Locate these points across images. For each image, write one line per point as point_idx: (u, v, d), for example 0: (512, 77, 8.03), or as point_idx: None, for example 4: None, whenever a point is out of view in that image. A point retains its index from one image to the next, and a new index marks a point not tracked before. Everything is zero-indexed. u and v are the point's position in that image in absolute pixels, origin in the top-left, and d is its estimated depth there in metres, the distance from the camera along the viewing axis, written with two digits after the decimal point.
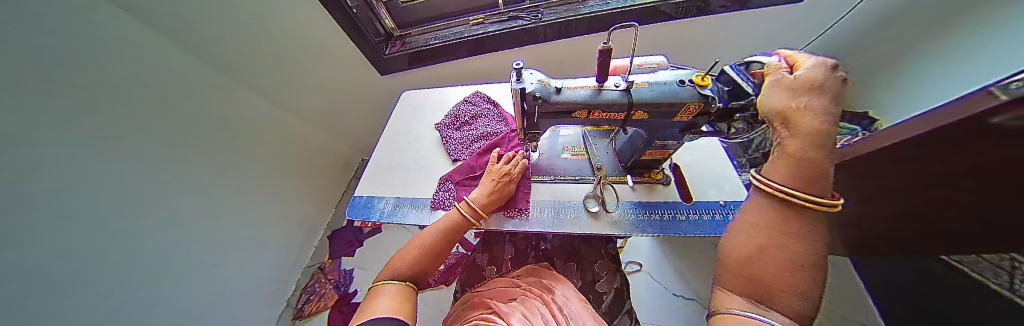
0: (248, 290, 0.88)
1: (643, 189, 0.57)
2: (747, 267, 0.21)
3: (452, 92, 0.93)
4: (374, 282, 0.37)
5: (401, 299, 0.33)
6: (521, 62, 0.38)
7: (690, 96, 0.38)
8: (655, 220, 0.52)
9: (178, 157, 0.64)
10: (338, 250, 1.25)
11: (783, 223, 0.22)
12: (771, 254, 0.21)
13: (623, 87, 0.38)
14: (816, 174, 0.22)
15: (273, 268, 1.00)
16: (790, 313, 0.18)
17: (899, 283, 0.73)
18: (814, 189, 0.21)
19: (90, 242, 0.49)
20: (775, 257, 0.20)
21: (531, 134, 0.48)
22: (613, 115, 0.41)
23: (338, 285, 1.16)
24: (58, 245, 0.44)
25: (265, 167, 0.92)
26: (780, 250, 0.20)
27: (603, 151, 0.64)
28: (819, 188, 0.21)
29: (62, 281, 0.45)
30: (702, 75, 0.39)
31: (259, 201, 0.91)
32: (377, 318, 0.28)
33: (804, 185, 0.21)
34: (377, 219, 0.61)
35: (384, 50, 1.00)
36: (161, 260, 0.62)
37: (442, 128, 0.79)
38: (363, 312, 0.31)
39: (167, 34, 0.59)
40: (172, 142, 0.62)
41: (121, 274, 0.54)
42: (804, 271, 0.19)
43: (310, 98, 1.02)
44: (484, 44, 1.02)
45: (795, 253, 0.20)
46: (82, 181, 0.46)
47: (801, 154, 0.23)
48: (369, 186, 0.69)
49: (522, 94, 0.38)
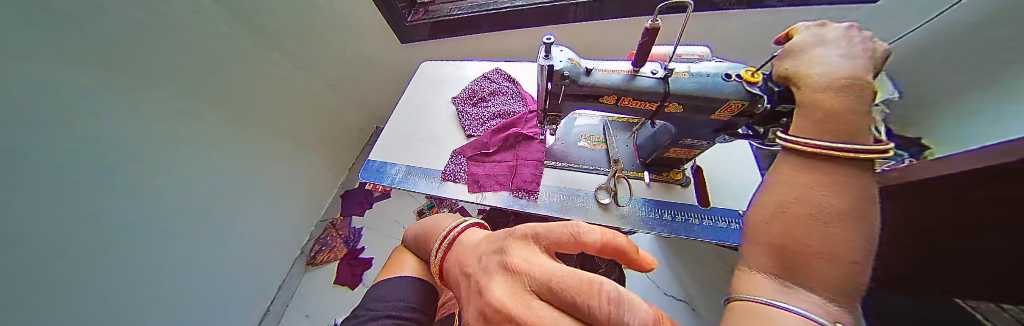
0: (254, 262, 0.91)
1: (659, 187, 0.55)
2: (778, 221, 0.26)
3: (473, 67, 0.90)
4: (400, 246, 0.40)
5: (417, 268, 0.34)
6: (553, 36, 0.35)
7: (735, 93, 0.35)
8: (665, 219, 0.50)
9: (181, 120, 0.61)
10: (349, 209, 1.30)
11: (826, 180, 0.26)
12: (806, 207, 0.25)
13: (661, 75, 0.35)
14: (847, 120, 0.26)
15: (293, 219, 1.08)
16: (825, 266, 0.21)
17: None
18: (845, 137, 0.25)
19: (91, 238, 0.50)
20: (808, 214, 0.24)
21: (551, 117, 0.46)
22: (643, 104, 0.38)
23: (347, 241, 1.22)
24: (59, 241, 0.45)
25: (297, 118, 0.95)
26: (815, 204, 0.25)
27: (624, 144, 0.61)
28: (854, 136, 0.25)
29: (63, 280, 0.47)
30: (752, 70, 0.35)
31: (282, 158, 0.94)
32: (405, 277, 0.32)
33: (837, 137, 0.26)
34: (388, 184, 0.63)
35: (407, 17, 0.99)
36: (154, 262, 0.62)
37: (459, 101, 0.78)
38: (391, 269, 0.35)
39: None
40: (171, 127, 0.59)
41: (120, 274, 0.56)
42: (841, 222, 0.23)
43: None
44: (507, 19, 0.98)
45: (831, 207, 0.24)
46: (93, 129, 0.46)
47: (832, 106, 0.26)
48: (383, 151, 0.70)
49: (550, 71, 0.36)
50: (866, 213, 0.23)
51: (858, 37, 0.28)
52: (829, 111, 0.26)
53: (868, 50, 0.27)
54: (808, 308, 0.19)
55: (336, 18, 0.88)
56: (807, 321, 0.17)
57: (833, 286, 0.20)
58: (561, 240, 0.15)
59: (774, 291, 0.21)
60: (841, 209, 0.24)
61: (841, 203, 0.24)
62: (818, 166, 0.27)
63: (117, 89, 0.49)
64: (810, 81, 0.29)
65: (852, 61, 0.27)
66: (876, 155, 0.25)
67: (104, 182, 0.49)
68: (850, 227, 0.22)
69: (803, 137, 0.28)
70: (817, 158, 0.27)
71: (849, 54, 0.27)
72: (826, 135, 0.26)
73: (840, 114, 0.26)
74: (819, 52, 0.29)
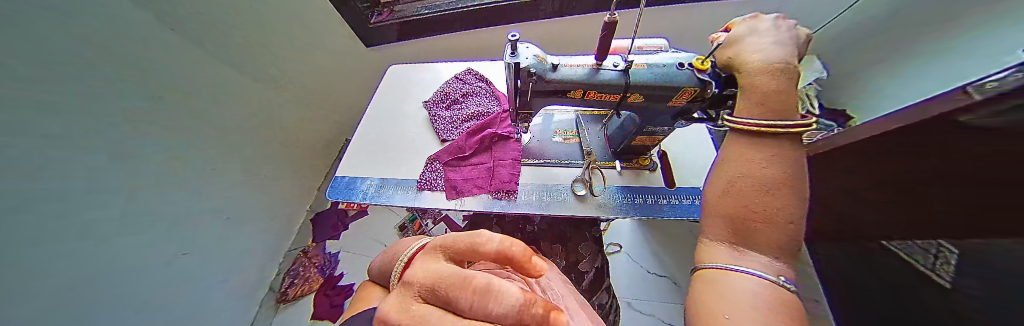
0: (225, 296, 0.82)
1: (630, 175, 0.58)
2: (729, 195, 0.29)
3: (443, 68, 0.87)
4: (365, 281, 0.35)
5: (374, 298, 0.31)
6: (517, 33, 0.35)
7: (686, 82, 0.37)
8: (638, 204, 0.53)
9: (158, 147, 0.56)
10: (323, 233, 1.22)
11: (765, 153, 0.29)
12: (750, 181, 0.28)
13: (622, 67, 0.37)
14: (781, 100, 0.29)
15: (269, 244, 1.00)
16: (767, 235, 0.25)
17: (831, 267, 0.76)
18: (780, 114, 0.28)
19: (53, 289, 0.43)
20: (758, 189, 0.27)
21: (522, 115, 0.46)
22: (608, 96, 0.40)
23: (323, 268, 1.16)
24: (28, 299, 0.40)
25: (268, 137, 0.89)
26: (757, 177, 0.27)
27: (596, 136, 0.64)
28: (786, 113, 0.28)
29: None
30: (701, 58, 0.37)
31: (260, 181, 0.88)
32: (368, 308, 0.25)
33: (774, 115, 0.28)
34: (360, 201, 0.60)
35: (370, 19, 0.95)
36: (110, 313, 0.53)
37: (430, 105, 0.76)
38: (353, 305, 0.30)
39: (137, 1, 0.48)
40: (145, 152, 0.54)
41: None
42: (779, 193, 0.26)
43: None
44: (479, 17, 0.99)
45: (773, 178, 0.27)
46: (78, 163, 0.43)
47: (771, 86, 0.29)
48: (351, 166, 0.66)
49: (517, 69, 0.36)
50: (794, 178, 0.27)
51: (785, 27, 0.31)
52: (766, 92, 0.29)
53: (793, 38, 0.31)
54: (758, 269, 0.23)
55: (301, 24, 0.83)
56: (763, 286, 0.21)
57: (776, 247, 0.25)
58: (461, 248, 0.12)
59: (730, 258, 0.25)
60: (778, 178, 0.27)
61: (779, 174, 0.27)
62: (762, 143, 0.29)
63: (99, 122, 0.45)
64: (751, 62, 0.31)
65: (781, 46, 0.29)
66: (802, 129, 0.29)
67: (85, 216, 0.46)
68: (785, 195, 0.26)
69: (747, 115, 0.30)
70: (759, 134, 0.29)
71: (780, 40, 0.30)
72: (763, 114, 0.29)
73: (776, 95, 0.29)
74: (757, 37, 0.31)
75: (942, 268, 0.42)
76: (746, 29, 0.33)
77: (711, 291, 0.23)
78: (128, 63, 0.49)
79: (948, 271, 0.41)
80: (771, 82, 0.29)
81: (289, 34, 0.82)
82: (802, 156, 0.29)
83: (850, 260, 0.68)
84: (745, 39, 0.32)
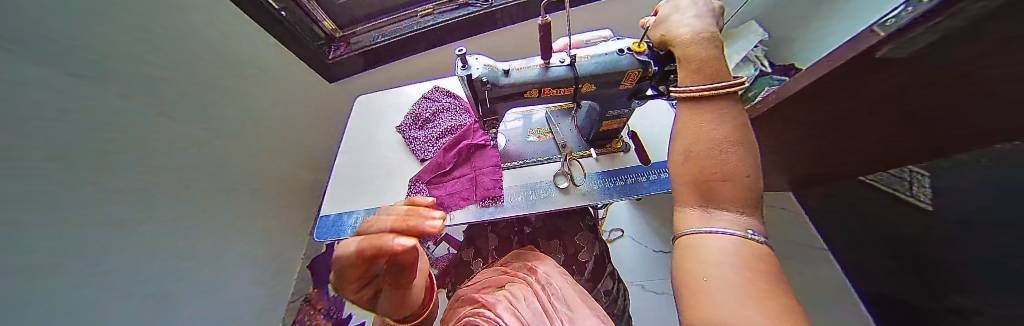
0: None
1: (607, 159, 0.60)
2: (688, 161, 0.30)
3: (408, 90, 0.88)
4: None
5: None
6: (464, 47, 0.36)
7: (631, 64, 0.40)
8: (619, 186, 0.55)
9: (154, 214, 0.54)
10: (322, 278, 1.15)
11: (709, 116, 0.30)
12: (702, 145, 0.29)
13: (568, 62, 0.39)
14: (712, 66, 0.31)
15: (269, 299, 0.95)
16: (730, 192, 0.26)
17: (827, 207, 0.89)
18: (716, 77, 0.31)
19: None
20: (710, 151, 0.28)
21: (489, 121, 0.47)
22: (563, 91, 0.42)
23: (329, 313, 1.10)
24: None
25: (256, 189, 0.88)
26: (708, 140, 0.29)
27: (568, 129, 0.66)
28: (719, 76, 0.31)
29: None
30: (638, 42, 0.40)
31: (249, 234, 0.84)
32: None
33: (709, 79, 0.31)
34: (351, 235, 0.58)
35: (327, 54, 0.98)
36: None
37: (403, 129, 0.76)
38: None
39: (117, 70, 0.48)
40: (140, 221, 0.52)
41: None
42: (729, 149, 0.27)
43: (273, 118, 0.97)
44: (437, 36, 1.01)
45: (721, 137, 0.28)
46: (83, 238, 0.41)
47: (701, 56, 0.32)
48: (334, 202, 0.64)
49: (469, 80, 0.38)
50: (741, 132, 0.29)
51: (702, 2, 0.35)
52: (699, 60, 0.32)
53: (710, 11, 0.34)
54: (727, 226, 0.23)
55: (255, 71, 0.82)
56: (734, 243, 0.22)
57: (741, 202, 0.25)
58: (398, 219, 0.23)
59: (702, 221, 0.26)
60: (726, 136, 0.28)
61: (726, 132, 0.28)
62: (703, 108, 0.31)
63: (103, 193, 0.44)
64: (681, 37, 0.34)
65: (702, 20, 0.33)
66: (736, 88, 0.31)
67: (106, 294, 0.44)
68: (736, 151, 0.27)
69: (688, 84, 0.32)
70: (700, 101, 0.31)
71: (698, 15, 0.34)
72: (701, 80, 0.31)
73: (708, 62, 0.31)
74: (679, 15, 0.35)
75: (918, 192, 0.54)
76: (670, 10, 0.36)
77: (689, 256, 0.23)
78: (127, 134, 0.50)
79: (925, 194, 0.52)
80: (700, 52, 0.32)
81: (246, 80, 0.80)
82: (745, 113, 0.31)
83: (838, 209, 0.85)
84: (671, 18, 0.35)
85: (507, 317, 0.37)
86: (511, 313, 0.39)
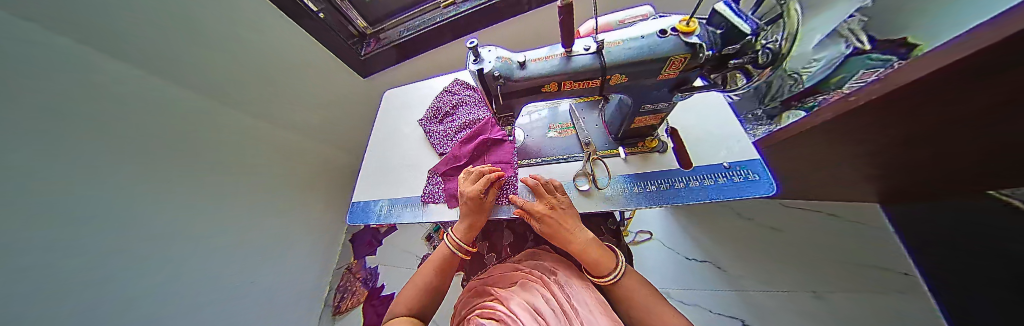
0: (263, 314, 0.89)
1: (637, 160, 0.54)
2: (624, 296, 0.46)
3: (431, 83, 0.89)
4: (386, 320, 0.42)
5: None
6: (475, 39, 0.34)
7: (674, 48, 0.32)
8: (650, 192, 0.48)
9: (139, 183, 0.59)
10: (361, 251, 1.35)
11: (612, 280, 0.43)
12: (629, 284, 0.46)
13: (594, 49, 0.34)
14: (606, 265, 0.43)
15: (304, 269, 1.09)
16: None
17: (914, 215, 0.77)
18: (605, 279, 0.43)
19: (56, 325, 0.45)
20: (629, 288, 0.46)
21: (505, 117, 0.45)
22: (587, 83, 0.37)
23: (365, 281, 1.28)
24: None
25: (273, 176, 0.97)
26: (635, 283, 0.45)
27: (593, 124, 0.61)
28: (611, 273, 0.43)
29: None
30: (687, 19, 0.33)
31: (274, 214, 0.97)
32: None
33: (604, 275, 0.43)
34: (375, 222, 0.62)
35: (360, 51, 1.03)
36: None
37: (425, 123, 0.77)
38: (408, 301, 0.44)
39: (63, 41, 0.48)
40: (125, 186, 0.56)
41: None
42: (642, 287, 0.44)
43: (310, 108, 1.08)
44: (461, 25, 1.00)
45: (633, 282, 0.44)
46: (46, 206, 0.44)
47: (597, 252, 0.43)
48: (364, 191, 0.69)
49: (481, 75, 0.35)
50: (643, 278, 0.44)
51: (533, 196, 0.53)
52: (597, 258, 0.43)
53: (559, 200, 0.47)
54: None
55: (275, 60, 0.89)
56: None
57: None
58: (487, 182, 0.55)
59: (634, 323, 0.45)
60: (637, 277, 0.44)
61: (635, 277, 0.44)
62: (633, 274, 0.44)
63: (54, 163, 0.45)
64: (565, 222, 0.45)
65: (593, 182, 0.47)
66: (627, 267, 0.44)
67: (65, 262, 0.47)
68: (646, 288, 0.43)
69: (602, 277, 0.43)
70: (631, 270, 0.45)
71: (562, 205, 0.46)
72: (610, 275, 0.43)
73: (606, 260, 0.43)
74: (557, 208, 0.46)
75: None
76: (545, 208, 0.46)
77: None
78: (93, 110, 0.52)
79: None
80: (595, 251, 0.43)
81: (267, 71, 0.88)
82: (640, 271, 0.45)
83: (915, 218, 0.76)
84: (553, 213, 0.45)
85: (519, 313, 0.38)
86: (523, 310, 0.39)
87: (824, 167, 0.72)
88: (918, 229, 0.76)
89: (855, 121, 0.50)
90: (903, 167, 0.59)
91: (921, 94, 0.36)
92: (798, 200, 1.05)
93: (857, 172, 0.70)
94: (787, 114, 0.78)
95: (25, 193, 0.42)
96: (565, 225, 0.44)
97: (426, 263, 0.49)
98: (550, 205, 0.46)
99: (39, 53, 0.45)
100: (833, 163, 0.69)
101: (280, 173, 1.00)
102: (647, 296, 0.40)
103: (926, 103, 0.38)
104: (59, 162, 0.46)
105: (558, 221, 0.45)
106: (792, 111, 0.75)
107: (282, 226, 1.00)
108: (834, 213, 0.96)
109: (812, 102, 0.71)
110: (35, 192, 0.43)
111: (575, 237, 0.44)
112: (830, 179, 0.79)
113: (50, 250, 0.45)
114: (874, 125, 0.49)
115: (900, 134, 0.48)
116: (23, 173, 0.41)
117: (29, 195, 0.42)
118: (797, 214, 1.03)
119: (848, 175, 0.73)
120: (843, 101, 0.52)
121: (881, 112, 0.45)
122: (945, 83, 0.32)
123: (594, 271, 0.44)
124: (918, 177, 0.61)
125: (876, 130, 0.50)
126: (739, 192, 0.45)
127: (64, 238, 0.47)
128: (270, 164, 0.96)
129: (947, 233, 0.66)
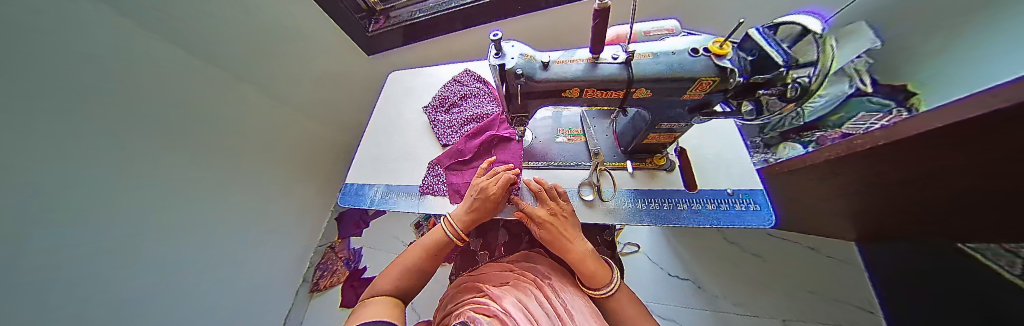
0: (251, 292, 0.88)
1: (643, 176, 0.53)
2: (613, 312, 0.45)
3: (441, 70, 0.86)
4: (364, 298, 0.40)
5: (391, 308, 0.36)
6: (499, 31, 0.32)
7: (703, 69, 0.31)
8: (654, 209, 0.48)
9: (154, 155, 0.57)
10: (346, 231, 1.32)
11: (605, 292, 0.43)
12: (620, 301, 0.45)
13: (623, 59, 0.33)
14: (603, 276, 0.42)
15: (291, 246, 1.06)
16: None
17: (888, 260, 0.82)
18: (599, 290, 0.42)
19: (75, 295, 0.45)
20: None
21: (519, 118, 0.44)
22: (610, 93, 0.36)
23: (348, 262, 1.26)
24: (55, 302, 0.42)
25: (271, 147, 0.93)
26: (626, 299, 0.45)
27: (603, 133, 0.60)
28: (607, 285, 0.42)
29: None
30: (721, 41, 0.32)
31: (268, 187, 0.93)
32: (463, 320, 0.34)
33: (598, 286, 0.43)
34: (367, 207, 0.60)
35: (368, 28, 0.99)
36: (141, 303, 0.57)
37: (430, 110, 0.75)
38: (391, 280, 0.42)
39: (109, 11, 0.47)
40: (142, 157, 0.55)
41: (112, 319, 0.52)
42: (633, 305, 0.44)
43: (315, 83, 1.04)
44: (474, 15, 0.97)
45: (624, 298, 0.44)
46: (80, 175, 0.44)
47: (594, 262, 0.43)
48: (359, 173, 0.66)
49: (501, 71, 0.34)
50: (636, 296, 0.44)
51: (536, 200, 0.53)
52: (595, 267, 0.43)
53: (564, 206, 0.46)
54: None
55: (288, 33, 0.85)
56: None
57: None
58: None
59: None
60: (630, 294, 0.44)
61: (628, 293, 0.44)
62: (627, 291, 0.44)
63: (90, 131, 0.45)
64: (569, 228, 0.44)
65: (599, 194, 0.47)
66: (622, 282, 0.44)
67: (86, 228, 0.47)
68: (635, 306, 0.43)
69: (596, 288, 0.43)
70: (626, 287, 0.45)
71: (567, 211, 0.46)
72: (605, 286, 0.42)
73: (603, 270, 0.43)
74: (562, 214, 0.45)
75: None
76: (551, 211, 0.45)
77: None
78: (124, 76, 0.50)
79: None
80: (593, 260, 0.43)
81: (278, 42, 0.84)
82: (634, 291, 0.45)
83: (890, 261, 0.81)
84: (557, 217, 0.45)
85: (513, 312, 0.37)
86: (517, 309, 0.38)
87: (816, 203, 0.75)
88: (891, 273, 0.82)
89: (855, 167, 0.52)
90: (880, 211, 0.64)
91: (928, 156, 0.39)
92: (784, 231, 1.08)
93: (843, 213, 0.73)
94: (784, 145, 0.78)
95: (67, 161, 0.42)
96: (568, 231, 0.44)
97: (414, 246, 0.48)
98: (558, 207, 0.46)
99: (79, 18, 0.42)
100: (823, 201, 0.72)
101: (278, 147, 0.96)
102: (636, 319, 0.40)
103: (927, 165, 0.41)
104: (95, 127, 0.46)
105: (561, 226, 0.44)
106: (789, 143, 0.77)
107: (276, 201, 0.97)
108: (813, 247, 1.02)
109: (810, 136, 0.73)
110: (72, 160, 0.42)
111: (576, 244, 0.43)
112: (815, 215, 0.83)
113: (70, 220, 0.43)
114: (877, 173, 0.51)
115: (901, 187, 0.50)
116: (67, 142, 0.41)
117: (69, 163, 0.42)
118: (782, 244, 1.06)
119: (833, 213, 0.77)
120: (849, 142, 0.53)
121: (886, 164, 0.46)
122: (961, 146, 0.33)
123: (588, 279, 0.43)
124: (896, 223, 0.66)
125: (870, 173, 0.52)
126: (739, 221, 0.45)
127: (76, 225, 0.44)
128: (268, 136, 0.92)
129: (918, 278, 0.70)
